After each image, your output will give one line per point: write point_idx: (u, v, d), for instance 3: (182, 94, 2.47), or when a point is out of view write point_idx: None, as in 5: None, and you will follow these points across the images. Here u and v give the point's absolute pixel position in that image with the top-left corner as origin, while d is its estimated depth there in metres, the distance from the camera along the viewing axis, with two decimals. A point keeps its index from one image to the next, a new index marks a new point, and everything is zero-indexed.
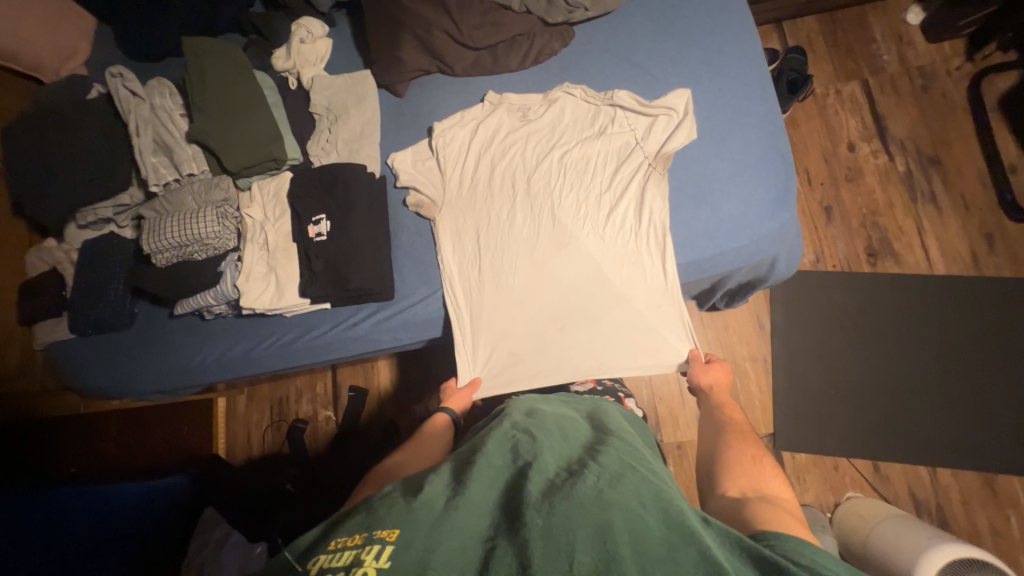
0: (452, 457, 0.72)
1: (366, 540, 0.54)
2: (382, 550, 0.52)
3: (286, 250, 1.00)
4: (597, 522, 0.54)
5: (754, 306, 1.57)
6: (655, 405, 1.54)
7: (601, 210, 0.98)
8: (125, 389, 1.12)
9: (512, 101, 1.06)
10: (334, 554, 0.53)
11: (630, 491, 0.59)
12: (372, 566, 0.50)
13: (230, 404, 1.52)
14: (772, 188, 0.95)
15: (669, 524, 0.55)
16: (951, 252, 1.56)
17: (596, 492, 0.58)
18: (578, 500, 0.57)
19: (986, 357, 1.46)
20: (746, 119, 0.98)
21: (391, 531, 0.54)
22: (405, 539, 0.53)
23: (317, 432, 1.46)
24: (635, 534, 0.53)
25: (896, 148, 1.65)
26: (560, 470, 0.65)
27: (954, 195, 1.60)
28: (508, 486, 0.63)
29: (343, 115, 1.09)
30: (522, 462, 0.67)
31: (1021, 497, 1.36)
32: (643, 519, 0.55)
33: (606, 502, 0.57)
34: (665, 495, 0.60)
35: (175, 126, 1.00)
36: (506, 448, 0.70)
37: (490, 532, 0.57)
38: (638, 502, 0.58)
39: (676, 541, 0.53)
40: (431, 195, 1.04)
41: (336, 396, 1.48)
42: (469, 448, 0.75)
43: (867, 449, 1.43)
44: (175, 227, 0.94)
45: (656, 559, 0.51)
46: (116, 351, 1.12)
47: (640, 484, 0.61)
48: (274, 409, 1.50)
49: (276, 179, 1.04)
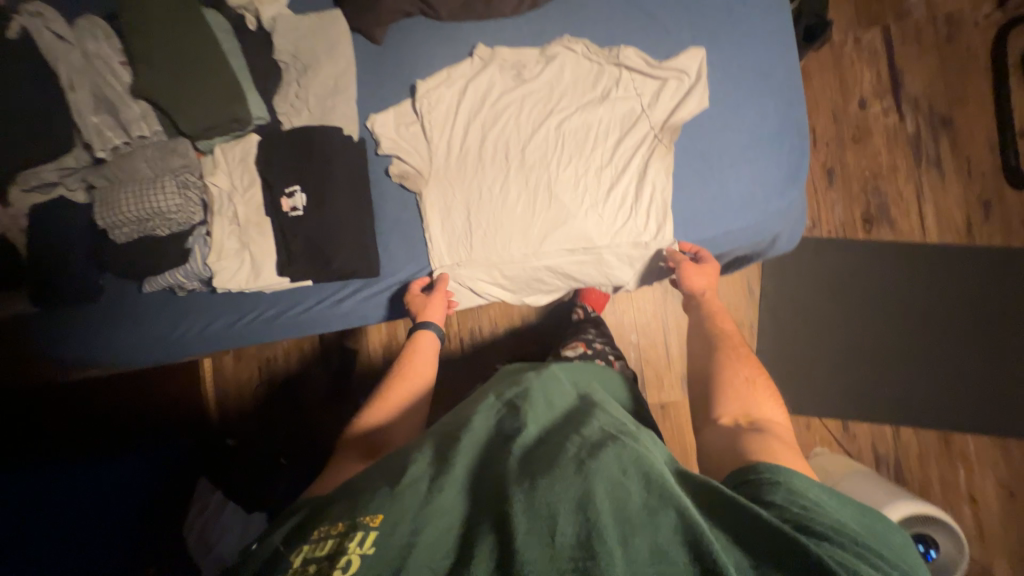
0: (435, 429, 0.68)
1: (350, 527, 0.51)
2: (366, 536, 0.50)
3: (258, 225, 0.92)
4: (576, 493, 0.50)
5: (747, 272, 1.54)
6: (641, 368, 1.57)
7: (601, 186, 0.91)
8: (91, 358, 1.03)
9: (504, 58, 0.95)
10: (318, 543, 0.51)
11: (610, 457, 0.54)
12: (356, 552, 0.48)
13: (216, 362, 1.40)
14: (784, 163, 0.93)
15: (649, 489, 0.50)
16: (947, 218, 1.53)
17: (576, 463, 0.54)
18: (558, 472, 0.53)
19: (961, 323, 1.50)
20: (763, 85, 0.92)
21: (374, 517, 0.51)
22: (389, 525, 0.50)
23: (308, 389, 1.38)
24: (616, 504, 0.49)
25: (908, 106, 1.56)
26: (544, 443, 0.61)
27: (959, 158, 1.55)
28: (491, 462, 0.59)
29: (313, 65, 0.96)
30: (507, 437, 0.63)
31: (972, 452, 1.45)
32: (625, 487, 0.51)
33: (586, 473, 0.52)
34: (647, 459, 0.54)
35: (116, 78, 0.87)
36: (491, 424, 0.66)
37: (471, 512, 0.53)
38: (619, 470, 0.53)
39: (656, 506, 0.49)
40: (417, 165, 0.95)
41: (326, 355, 1.40)
42: (451, 421, 0.70)
43: (838, 408, 1.50)
44: (131, 198, 0.86)
45: (636, 526, 0.48)
46: (73, 324, 1.01)
47: (621, 449, 0.55)
48: (262, 372, 1.39)
49: (242, 142, 0.93)
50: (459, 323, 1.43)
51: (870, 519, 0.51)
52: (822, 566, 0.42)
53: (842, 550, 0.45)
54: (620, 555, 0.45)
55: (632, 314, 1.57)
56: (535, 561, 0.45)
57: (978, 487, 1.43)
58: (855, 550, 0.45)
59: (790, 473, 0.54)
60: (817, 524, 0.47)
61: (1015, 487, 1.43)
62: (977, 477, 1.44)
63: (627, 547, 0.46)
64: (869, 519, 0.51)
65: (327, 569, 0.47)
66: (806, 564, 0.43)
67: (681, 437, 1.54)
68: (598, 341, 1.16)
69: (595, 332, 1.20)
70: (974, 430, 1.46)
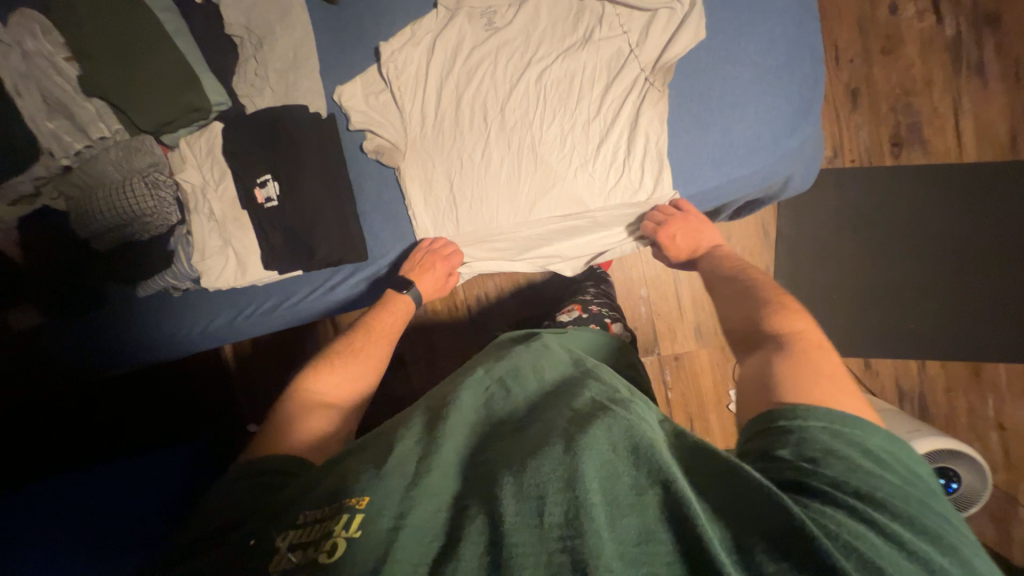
0: (421, 407, 0.63)
1: (335, 509, 0.46)
2: (351, 519, 0.44)
3: (236, 219, 0.89)
4: (565, 471, 0.44)
5: (761, 213, 1.43)
6: (653, 323, 1.45)
7: (589, 142, 0.84)
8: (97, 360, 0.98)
9: (473, 5, 0.86)
10: (304, 527, 0.46)
11: (601, 431, 0.48)
12: (341, 536, 0.43)
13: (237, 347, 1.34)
14: (796, 97, 0.83)
15: (639, 464, 0.45)
16: (988, 133, 1.38)
17: (566, 439, 0.47)
18: (546, 450, 0.47)
19: (1000, 248, 1.38)
20: (769, 5, 0.82)
21: (362, 498, 0.46)
22: (376, 506, 0.45)
23: None
24: (606, 483, 0.44)
25: (947, 6, 1.37)
26: (534, 418, 0.55)
27: (1006, 62, 1.37)
28: (480, 441, 0.54)
29: (268, 37, 0.88)
30: (497, 417, 0.58)
31: (1004, 383, 1.38)
32: (615, 464, 0.45)
33: (576, 448, 0.46)
34: (641, 429, 0.49)
35: (62, 76, 0.83)
36: (479, 401, 0.60)
37: (462, 492, 0.47)
38: (610, 445, 0.47)
39: (646, 484, 0.43)
40: (391, 138, 0.89)
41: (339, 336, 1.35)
42: (437, 397, 0.65)
43: (860, 347, 1.43)
44: (101, 203, 0.83)
45: (625, 506, 0.42)
46: (72, 330, 0.97)
47: (612, 421, 0.49)
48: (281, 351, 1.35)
49: (207, 133, 0.89)
50: (465, 292, 1.39)
51: (898, 476, 0.44)
52: (808, 534, 0.37)
53: (834, 511, 0.40)
54: (608, 537, 0.40)
55: (641, 268, 1.43)
56: (517, 545, 0.40)
57: (1008, 417, 1.37)
58: (852, 511, 0.40)
59: (810, 412, 0.49)
60: (814, 482, 0.43)
61: None
62: (1008, 407, 1.38)
63: (614, 528, 0.41)
64: (897, 474, 0.45)
65: (312, 557, 0.43)
66: (789, 529, 0.38)
67: (693, 392, 1.45)
68: (595, 303, 1.13)
69: (592, 294, 1.17)
70: (1008, 359, 1.38)
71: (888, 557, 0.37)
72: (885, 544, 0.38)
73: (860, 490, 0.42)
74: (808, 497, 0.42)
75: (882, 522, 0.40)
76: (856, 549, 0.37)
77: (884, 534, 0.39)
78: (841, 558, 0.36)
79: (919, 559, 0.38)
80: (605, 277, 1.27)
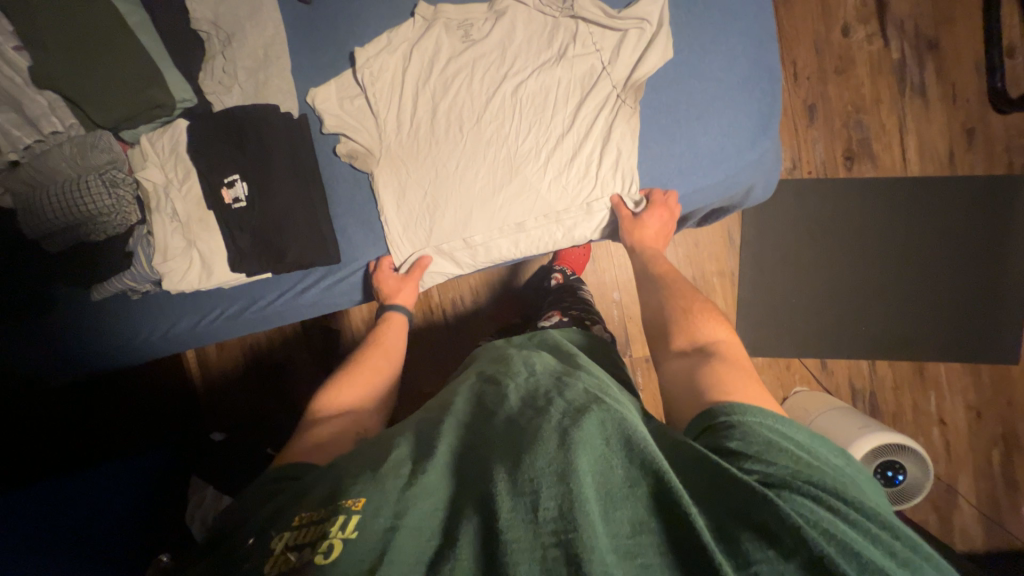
0: (413, 417, 0.62)
1: (331, 511, 0.45)
2: (348, 519, 0.44)
3: (201, 219, 0.86)
4: (558, 465, 0.45)
5: (727, 220, 1.50)
6: (626, 326, 1.49)
7: (564, 154, 0.88)
8: (47, 369, 0.93)
9: (449, 16, 0.87)
10: (300, 530, 0.45)
11: (594, 425, 0.49)
12: (338, 537, 0.42)
13: (201, 355, 1.29)
14: (755, 112, 0.88)
15: (631, 457, 0.46)
16: (930, 149, 1.49)
17: (559, 431, 0.49)
18: (540, 444, 0.48)
19: (941, 255, 1.49)
20: (731, 23, 0.86)
21: (357, 500, 0.45)
22: (373, 506, 0.45)
23: (298, 377, 1.32)
24: (599, 476, 0.45)
25: (894, 30, 1.47)
26: (526, 410, 0.56)
27: (944, 84, 1.48)
28: (472, 438, 0.55)
29: (237, 33, 0.86)
30: (489, 410, 0.59)
31: (944, 381, 1.49)
32: (608, 458, 0.47)
33: (570, 442, 0.47)
34: (631, 423, 0.50)
35: (11, 65, 0.78)
36: (470, 401, 0.62)
37: (458, 492, 0.48)
38: (602, 438, 0.48)
39: (639, 477, 0.45)
40: (365, 143, 0.88)
41: (309, 339, 1.32)
42: (431, 404, 0.66)
43: (818, 348, 1.50)
44: (54, 202, 0.78)
45: (619, 499, 0.44)
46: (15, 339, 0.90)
47: (604, 415, 0.51)
48: (249, 359, 1.31)
49: (170, 130, 0.86)
50: (441, 295, 1.39)
51: (850, 478, 0.49)
52: (795, 525, 0.39)
53: (801, 497, 0.43)
54: (603, 531, 0.41)
55: (614, 272, 1.47)
56: (513, 543, 0.41)
57: (948, 411, 1.48)
58: (814, 496, 0.44)
59: (746, 409, 0.53)
60: (772, 472, 0.46)
61: (982, 408, 1.48)
62: (948, 402, 1.48)
63: (609, 521, 0.42)
64: (827, 461, 0.49)
65: (308, 558, 0.42)
66: (782, 522, 0.40)
67: None
68: (574, 307, 1.16)
69: (571, 298, 1.19)
70: (948, 359, 1.49)
71: (865, 545, 0.41)
72: (860, 536, 0.42)
73: (831, 484, 0.45)
74: (793, 491, 0.44)
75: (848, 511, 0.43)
76: (840, 537, 0.40)
77: (860, 529, 0.42)
78: (832, 550, 0.39)
79: (876, 541, 0.41)
80: (579, 279, 1.29)
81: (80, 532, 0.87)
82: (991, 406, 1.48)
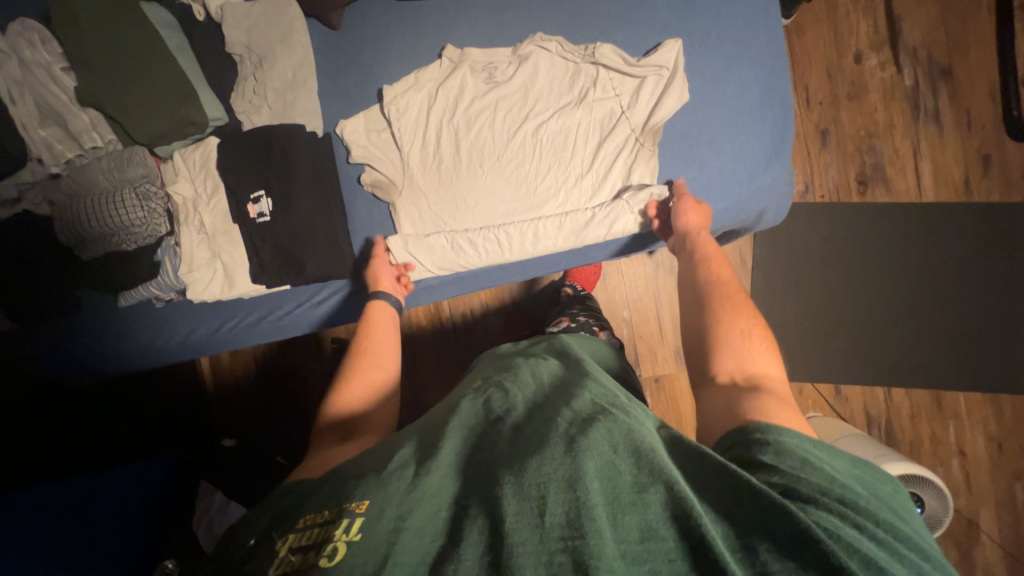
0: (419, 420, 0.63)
1: (336, 514, 0.46)
2: (351, 523, 0.44)
3: (227, 233, 0.90)
4: (565, 471, 0.45)
5: (739, 242, 1.50)
6: (635, 344, 1.48)
7: (583, 194, 0.91)
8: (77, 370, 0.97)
9: (475, 59, 0.91)
10: (305, 532, 0.46)
11: (601, 434, 0.50)
12: (341, 540, 0.43)
13: (214, 360, 1.31)
14: (767, 139, 0.90)
15: (639, 464, 0.46)
16: (945, 175, 1.49)
17: (566, 439, 0.49)
18: (546, 450, 0.48)
19: (958, 281, 1.47)
20: (743, 53, 0.89)
21: (361, 503, 0.46)
22: (376, 509, 0.45)
23: (312, 381, 1.34)
24: (605, 482, 0.45)
25: (907, 58, 1.48)
26: (531, 419, 0.56)
27: (958, 111, 1.49)
28: (479, 442, 0.55)
29: (268, 56, 0.90)
30: (495, 416, 0.59)
31: (963, 410, 1.45)
32: (615, 464, 0.47)
33: (577, 450, 0.47)
34: (639, 433, 0.50)
35: (59, 86, 0.83)
36: (476, 406, 0.62)
37: (462, 492, 0.48)
38: (610, 447, 0.48)
39: (647, 483, 0.45)
40: (388, 173, 0.91)
41: (322, 345, 1.34)
42: (439, 405, 0.66)
43: (830, 374, 1.48)
44: (92, 212, 0.83)
45: (626, 504, 0.43)
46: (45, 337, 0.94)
47: (611, 425, 0.51)
48: (261, 363, 1.33)
49: (201, 147, 0.90)
50: (452, 308, 1.40)
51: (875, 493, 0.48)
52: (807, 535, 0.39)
53: (820, 513, 0.43)
54: (609, 536, 0.41)
55: (624, 291, 1.48)
56: (520, 545, 0.41)
57: (968, 442, 1.44)
58: (836, 513, 0.43)
59: (782, 429, 0.52)
60: (790, 486, 0.45)
61: (1004, 439, 1.44)
62: (967, 432, 1.44)
63: (616, 527, 0.42)
64: (866, 483, 0.49)
65: (312, 561, 0.42)
66: (795, 534, 0.40)
67: (672, 412, 1.48)
68: (582, 314, 1.17)
69: (580, 308, 1.21)
70: (967, 389, 1.45)
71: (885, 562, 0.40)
72: (882, 552, 0.41)
73: (845, 497, 0.45)
74: (810, 504, 0.44)
75: (867, 525, 0.42)
76: (859, 550, 0.40)
77: (880, 542, 0.42)
78: (848, 561, 0.38)
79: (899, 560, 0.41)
80: (588, 294, 1.30)
81: (90, 530, 0.88)
82: (1012, 438, 1.44)
